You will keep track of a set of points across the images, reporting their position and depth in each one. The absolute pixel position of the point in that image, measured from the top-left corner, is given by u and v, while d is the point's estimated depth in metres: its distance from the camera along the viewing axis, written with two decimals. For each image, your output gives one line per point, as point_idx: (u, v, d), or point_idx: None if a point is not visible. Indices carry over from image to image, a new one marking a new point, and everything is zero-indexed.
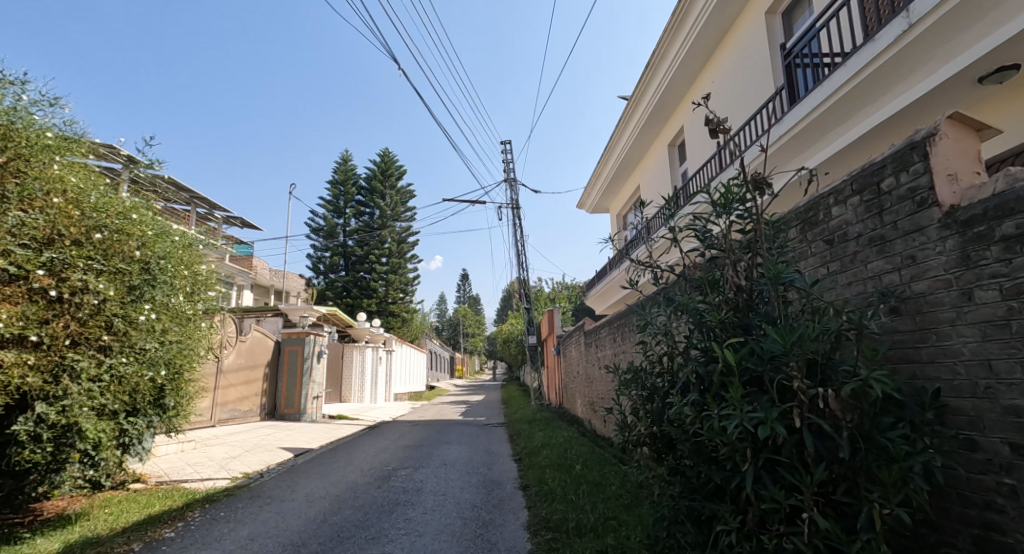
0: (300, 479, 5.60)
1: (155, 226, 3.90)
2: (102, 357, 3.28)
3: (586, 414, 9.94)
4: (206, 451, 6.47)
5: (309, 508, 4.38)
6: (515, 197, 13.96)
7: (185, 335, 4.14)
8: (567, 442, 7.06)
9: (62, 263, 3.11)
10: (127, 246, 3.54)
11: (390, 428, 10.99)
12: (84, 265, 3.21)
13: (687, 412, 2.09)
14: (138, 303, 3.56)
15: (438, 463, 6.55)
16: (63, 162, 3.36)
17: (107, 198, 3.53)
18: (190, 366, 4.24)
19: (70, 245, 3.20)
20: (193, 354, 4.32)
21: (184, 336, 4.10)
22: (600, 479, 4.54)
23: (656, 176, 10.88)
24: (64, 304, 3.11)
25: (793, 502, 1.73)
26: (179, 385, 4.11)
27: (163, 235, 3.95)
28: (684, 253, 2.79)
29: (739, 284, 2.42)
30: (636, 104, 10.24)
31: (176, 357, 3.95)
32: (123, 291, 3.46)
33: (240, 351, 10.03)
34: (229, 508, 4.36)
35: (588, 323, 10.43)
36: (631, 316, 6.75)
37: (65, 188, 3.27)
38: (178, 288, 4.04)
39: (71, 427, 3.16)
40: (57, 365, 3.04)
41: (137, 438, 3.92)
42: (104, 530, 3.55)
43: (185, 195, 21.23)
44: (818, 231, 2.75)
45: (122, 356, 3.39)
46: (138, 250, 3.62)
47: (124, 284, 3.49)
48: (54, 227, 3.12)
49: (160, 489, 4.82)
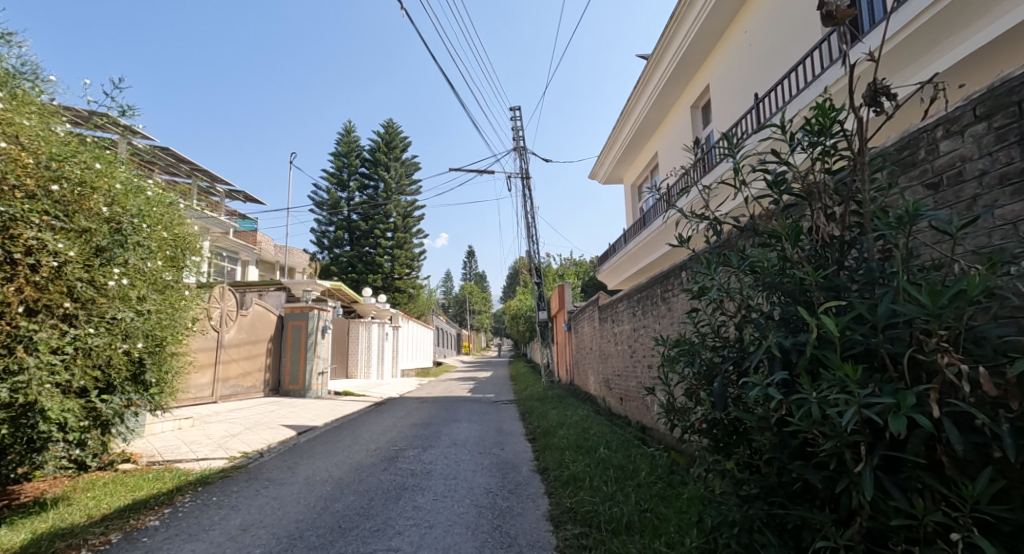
0: (302, 460, 5.26)
1: (125, 180, 3.40)
2: (66, 327, 2.87)
3: (600, 392, 9.59)
4: (204, 430, 6.16)
5: (309, 493, 4.02)
6: (524, 166, 13.32)
7: (167, 304, 3.70)
8: (584, 421, 6.69)
9: (10, 217, 2.65)
10: (93, 202, 3.08)
11: (397, 405, 10.72)
12: (40, 221, 2.76)
13: (773, 395, 1.64)
14: (108, 267, 3.12)
15: (448, 444, 6.19)
16: (7, 99, 2.84)
17: (65, 145, 3.03)
18: (174, 337, 3.82)
19: (23, 197, 2.74)
20: (178, 325, 3.87)
21: (166, 304, 3.65)
22: (626, 463, 4.16)
23: (677, 141, 10.19)
24: (16, 267, 2.69)
25: (938, 519, 1.28)
26: (162, 359, 3.69)
27: (135, 190, 3.46)
28: (752, 199, 2.26)
29: (832, 235, 1.94)
30: (657, 62, 9.46)
31: (157, 328, 3.53)
32: (88, 253, 3.01)
33: (242, 325, 9.69)
34: (223, 492, 4.00)
35: (603, 298, 9.96)
36: (654, 289, 6.27)
37: (17, 133, 2.78)
38: (156, 253, 3.56)
39: (30, 407, 2.75)
40: (10, 335, 2.64)
41: (119, 417, 3.53)
42: (81, 518, 3.19)
43: (185, 168, 20.81)
44: (916, 173, 2.24)
45: (90, 327, 2.98)
46: (106, 207, 3.15)
47: (90, 245, 3.04)
48: (2, 177, 2.66)
49: (151, 470, 4.48)
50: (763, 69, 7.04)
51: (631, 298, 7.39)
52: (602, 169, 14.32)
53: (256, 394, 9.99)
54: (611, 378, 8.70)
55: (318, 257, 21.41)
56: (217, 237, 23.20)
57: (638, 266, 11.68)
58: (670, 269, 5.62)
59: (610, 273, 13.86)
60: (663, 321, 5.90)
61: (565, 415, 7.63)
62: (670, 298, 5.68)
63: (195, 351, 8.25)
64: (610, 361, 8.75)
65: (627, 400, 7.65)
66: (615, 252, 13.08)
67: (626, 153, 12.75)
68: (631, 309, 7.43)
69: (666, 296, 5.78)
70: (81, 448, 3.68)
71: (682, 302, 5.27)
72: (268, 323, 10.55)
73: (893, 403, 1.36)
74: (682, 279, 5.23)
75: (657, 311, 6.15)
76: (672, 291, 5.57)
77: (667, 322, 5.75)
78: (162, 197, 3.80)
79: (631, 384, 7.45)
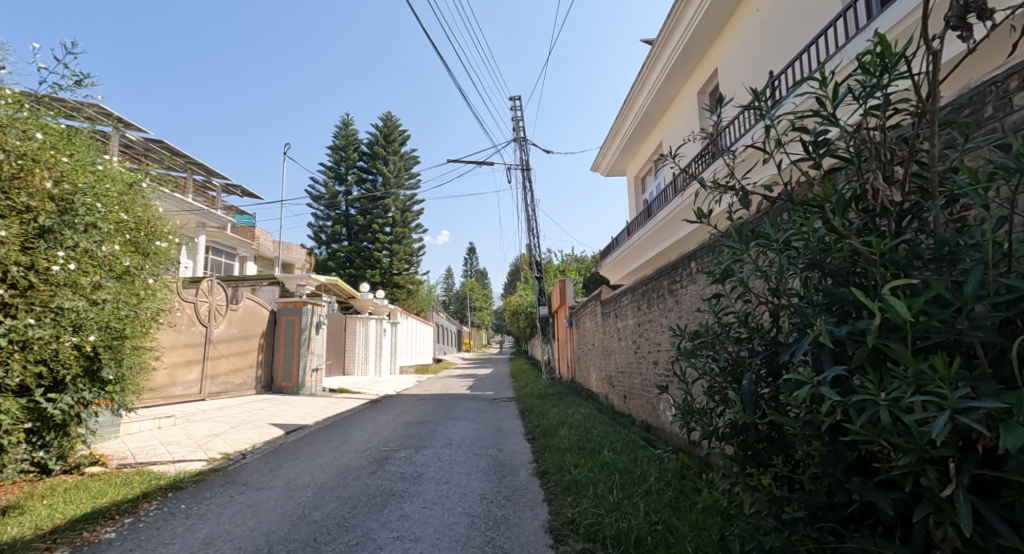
0: (286, 462, 4.94)
1: (76, 155, 3.07)
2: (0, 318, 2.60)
3: (603, 389, 9.26)
4: (186, 430, 5.84)
5: (287, 500, 3.70)
6: (525, 158, 12.96)
7: (127, 292, 3.38)
8: (585, 421, 6.37)
9: None
10: (36, 178, 2.77)
11: (392, 403, 10.41)
12: None
13: (827, 396, 1.30)
14: (53, 250, 2.82)
15: (443, 444, 5.87)
16: None
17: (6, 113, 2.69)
18: (136, 329, 3.49)
19: None
20: (140, 316, 3.54)
21: (124, 293, 3.33)
22: (632, 468, 3.83)
23: (683, 129, 9.81)
24: None
25: None
26: (122, 354, 3.39)
27: (86, 166, 3.13)
28: (787, 164, 1.90)
29: (892, 201, 1.58)
30: (663, 46, 9.07)
31: (114, 320, 3.22)
32: (28, 234, 2.72)
33: (233, 320, 9.37)
34: (194, 499, 3.69)
35: (605, 292, 9.62)
36: (660, 281, 5.95)
37: None
38: (113, 236, 3.23)
39: None
40: None
41: (74, 418, 3.24)
42: (28, 531, 2.86)
43: (180, 162, 20.51)
44: (983, 132, 1.88)
45: (31, 317, 2.71)
46: (52, 184, 2.85)
47: (31, 226, 2.74)
48: None
49: (121, 473, 4.17)
50: (777, 49, 6.65)
51: (636, 291, 7.06)
52: (604, 161, 13.96)
53: (248, 391, 9.68)
54: (614, 375, 8.37)
55: (315, 252, 21.10)
56: (213, 232, 22.89)
57: (642, 260, 11.32)
58: (679, 259, 5.28)
59: (612, 267, 13.51)
60: (670, 314, 5.57)
61: (566, 413, 7.32)
62: (677, 290, 5.35)
63: (182, 347, 7.94)
64: (613, 357, 8.42)
65: (631, 397, 7.32)
66: (618, 246, 12.72)
67: (629, 143, 12.38)
68: (635, 303, 7.10)
69: (673, 288, 5.44)
70: (45, 451, 3.37)
71: (692, 292, 4.92)
72: (260, 318, 10.23)
73: (1000, 408, 1.02)
74: (692, 269, 4.89)
75: (663, 304, 5.82)
76: (680, 281, 5.23)
77: (675, 315, 5.41)
78: (121, 174, 3.48)
79: (635, 381, 7.13)
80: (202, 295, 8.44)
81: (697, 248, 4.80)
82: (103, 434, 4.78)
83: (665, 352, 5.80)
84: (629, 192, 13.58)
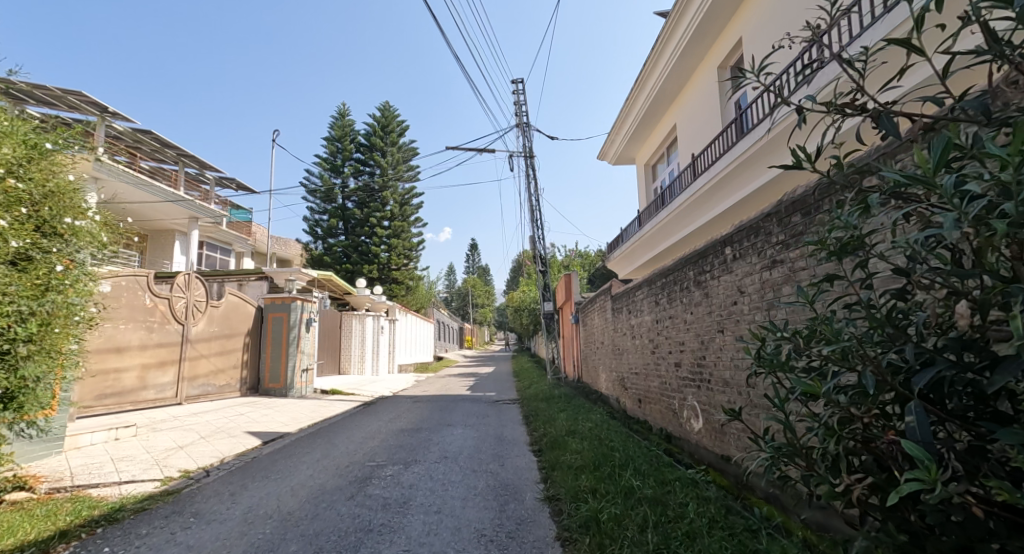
0: (253, 482, 4.25)
1: None
2: None
3: (614, 391, 8.56)
4: (147, 442, 5.17)
5: (238, 540, 2.98)
6: (529, 145, 12.21)
7: (26, 284, 2.94)
8: (598, 430, 5.68)
9: None
10: None
11: (387, 405, 9.75)
12: None
13: None
14: None
15: (437, 457, 5.19)
16: None
17: None
18: (38, 327, 3.05)
19: None
20: (42, 312, 3.07)
21: (19, 283, 2.90)
22: (664, 498, 3.12)
23: (701, 109, 8.92)
24: None
25: None
26: (18, 360, 2.97)
27: None
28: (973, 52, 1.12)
29: None
30: (678, 18, 8.16)
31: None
32: None
33: (214, 318, 8.70)
34: (125, 538, 2.98)
35: (615, 285, 8.92)
36: (682, 272, 5.25)
37: None
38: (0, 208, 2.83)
39: None
40: None
41: None
42: None
43: (171, 153, 19.84)
44: None
45: None
46: None
47: None
48: None
49: (50, 501, 3.48)
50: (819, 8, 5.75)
51: (652, 284, 6.36)
52: (612, 148, 13.17)
53: (232, 393, 9.03)
54: (627, 376, 7.69)
55: (311, 247, 20.41)
56: (207, 227, 22.22)
57: (654, 251, 10.58)
58: (708, 245, 4.58)
59: (621, 260, 12.79)
60: (697, 310, 4.88)
61: (576, 419, 6.63)
62: (706, 283, 4.65)
63: (155, 346, 7.28)
64: (626, 357, 7.73)
65: (648, 401, 6.63)
66: (628, 238, 11.97)
67: (640, 127, 11.56)
68: (652, 298, 6.39)
69: (702, 279, 4.74)
70: None
71: (726, 282, 4.22)
72: (245, 315, 9.54)
73: None
74: (728, 257, 4.18)
75: (688, 297, 5.12)
76: (711, 271, 4.52)
77: (704, 309, 4.71)
78: (17, 131, 3.01)
79: (652, 383, 6.43)
80: (176, 290, 7.75)
81: (734, 231, 4.10)
82: (35, 451, 4.10)
83: (690, 352, 5.12)
84: (639, 180, 12.81)
